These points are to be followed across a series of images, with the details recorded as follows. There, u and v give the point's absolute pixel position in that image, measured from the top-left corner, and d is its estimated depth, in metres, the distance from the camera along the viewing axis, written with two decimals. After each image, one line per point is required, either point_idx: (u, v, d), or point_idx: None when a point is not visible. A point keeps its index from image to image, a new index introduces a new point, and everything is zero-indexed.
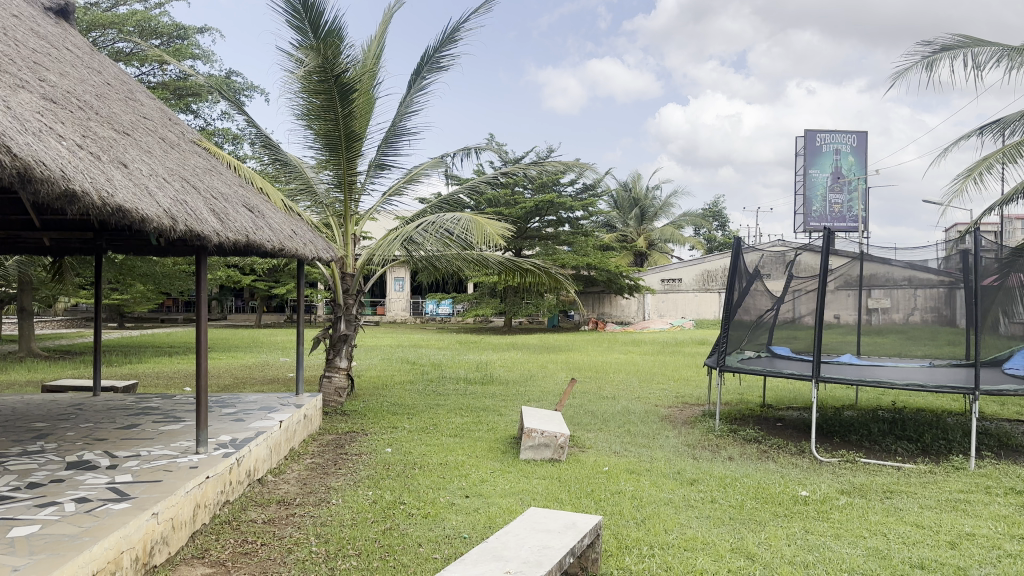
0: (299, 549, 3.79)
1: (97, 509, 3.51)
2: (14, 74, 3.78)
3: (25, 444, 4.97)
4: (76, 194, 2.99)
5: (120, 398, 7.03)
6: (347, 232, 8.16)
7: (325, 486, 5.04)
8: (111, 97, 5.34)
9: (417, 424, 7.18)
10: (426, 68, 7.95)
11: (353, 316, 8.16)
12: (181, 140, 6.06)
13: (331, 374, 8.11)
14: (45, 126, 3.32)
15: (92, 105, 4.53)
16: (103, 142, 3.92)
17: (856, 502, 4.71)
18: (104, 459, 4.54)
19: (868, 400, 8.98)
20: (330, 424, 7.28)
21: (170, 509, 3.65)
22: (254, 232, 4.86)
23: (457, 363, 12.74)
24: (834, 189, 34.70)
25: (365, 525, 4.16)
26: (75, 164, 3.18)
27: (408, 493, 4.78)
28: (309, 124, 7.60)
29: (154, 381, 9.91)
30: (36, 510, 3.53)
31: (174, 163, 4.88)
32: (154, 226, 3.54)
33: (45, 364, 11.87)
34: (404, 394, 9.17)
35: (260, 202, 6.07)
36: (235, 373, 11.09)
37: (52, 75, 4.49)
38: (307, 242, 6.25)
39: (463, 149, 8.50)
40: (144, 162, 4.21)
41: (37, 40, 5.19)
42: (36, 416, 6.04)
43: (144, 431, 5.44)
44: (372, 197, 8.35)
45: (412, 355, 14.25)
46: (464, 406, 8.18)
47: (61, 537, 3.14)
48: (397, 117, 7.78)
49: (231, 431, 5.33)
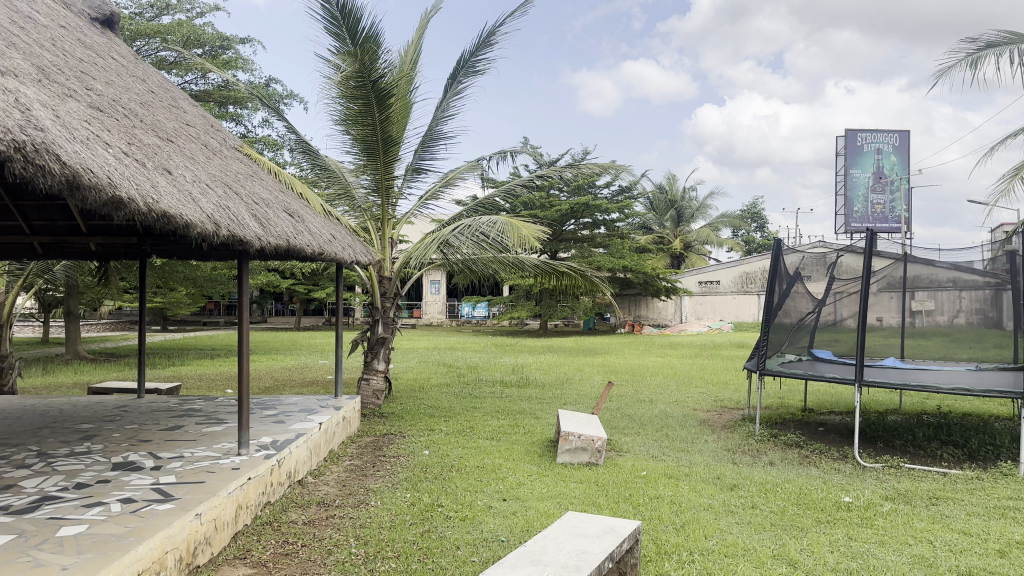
0: (340, 551, 3.83)
1: (142, 509, 3.59)
2: (62, 84, 3.87)
3: (72, 445, 5.08)
4: (123, 201, 3.06)
5: (164, 400, 7.17)
6: (384, 236, 8.22)
7: (364, 488, 5.07)
8: (156, 105, 5.46)
9: (454, 427, 7.19)
10: (461, 72, 7.97)
11: (391, 319, 8.22)
12: (222, 146, 6.15)
13: (370, 376, 8.20)
14: (92, 133, 3.40)
15: (137, 113, 4.63)
16: (149, 149, 4.01)
17: (900, 508, 4.61)
18: (149, 460, 4.63)
19: (912, 404, 8.79)
20: (369, 426, 7.34)
21: (213, 510, 3.71)
22: (294, 237, 4.92)
23: (493, 366, 12.78)
24: (877, 189, 33.98)
25: (403, 527, 4.18)
26: (121, 172, 3.25)
27: (446, 496, 4.79)
28: (347, 129, 7.67)
29: (197, 383, 10.10)
30: (84, 510, 3.61)
31: (216, 169, 4.97)
32: (198, 232, 3.61)
33: (93, 366, 12.16)
34: (441, 397, 9.20)
35: (299, 207, 6.14)
36: (276, 375, 11.24)
37: (99, 84, 4.60)
38: (346, 246, 6.31)
39: (499, 153, 8.49)
40: (187, 169, 4.29)
41: (84, 51, 5.31)
42: (84, 417, 6.19)
43: (188, 432, 5.54)
44: (409, 201, 8.40)
45: (448, 358, 14.34)
46: (501, 410, 8.17)
47: (108, 537, 3.20)
48: (434, 121, 7.81)
49: (273, 433, 5.41)
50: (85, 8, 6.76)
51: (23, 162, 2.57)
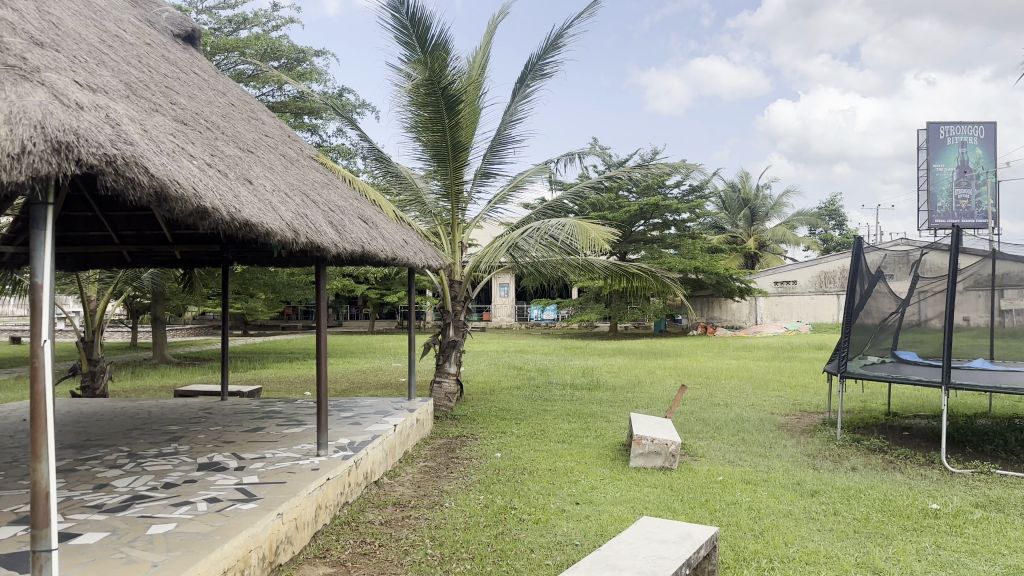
0: (416, 551, 3.88)
1: (228, 508, 3.71)
2: (149, 99, 4.05)
3: (162, 446, 5.31)
4: (207, 210, 3.17)
5: (246, 402, 7.42)
6: (454, 240, 8.31)
7: (438, 489, 5.13)
8: (236, 117, 5.65)
9: (525, 430, 7.20)
10: (530, 76, 7.99)
11: (461, 323, 8.27)
12: (298, 155, 6.33)
13: (442, 379, 8.30)
14: (177, 146, 3.54)
15: (219, 125, 4.80)
16: (230, 160, 4.15)
17: (994, 516, 4.39)
18: (233, 460, 4.80)
19: (1005, 408, 8.38)
20: (442, 428, 7.42)
21: (294, 509, 3.81)
22: (369, 243, 5.02)
23: (564, 368, 12.75)
24: (961, 184, 32.42)
25: (477, 529, 4.21)
26: (205, 182, 3.37)
27: (519, 498, 4.80)
28: (417, 136, 7.79)
29: (276, 386, 10.41)
30: (173, 509, 3.76)
31: (294, 178, 5.11)
32: (278, 239, 3.71)
33: (179, 370, 12.67)
34: (512, 399, 9.23)
35: (373, 213, 6.26)
36: (352, 378, 11.49)
37: (182, 98, 4.79)
38: (417, 251, 6.41)
39: (567, 154, 8.48)
40: (267, 178, 4.42)
41: (169, 67, 5.54)
42: (171, 419, 6.45)
43: (269, 434, 5.71)
44: (478, 205, 8.47)
45: (519, 360, 14.38)
46: (573, 413, 8.15)
47: (196, 535, 3.32)
48: (502, 125, 7.85)
49: (350, 434, 5.53)
50: (168, 25, 7.05)
51: (114, 175, 2.70)
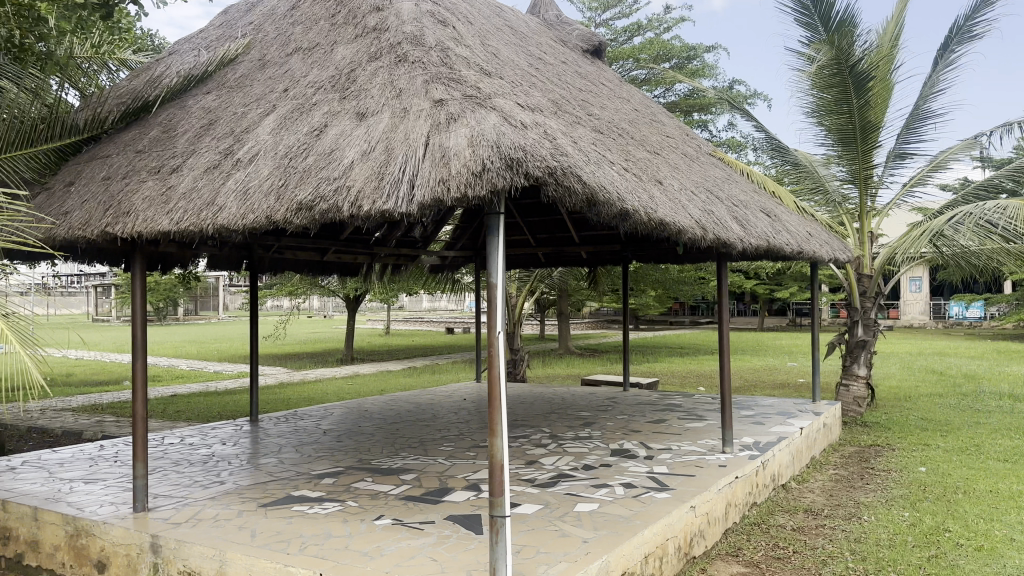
0: (834, 563, 3.64)
1: (643, 495, 3.89)
2: (572, 113, 4.41)
3: (578, 430, 5.77)
4: (630, 212, 3.35)
5: (647, 394, 7.71)
6: (863, 230, 7.64)
7: (854, 500, 4.76)
8: (641, 121, 5.90)
9: (954, 444, 6.33)
10: (955, 39, 7.01)
11: (872, 321, 7.62)
12: (698, 153, 6.38)
13: (850, 382, 7.71)
14: (600, 154, 3.81)
15: (628, 131, 5.05)
16: (643, 163, 4.34)
17: None
18: (642, 449, 5.01)
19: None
20: (851, 434, 6.88)
21: (706, 504, 3.85)
22: (775, 238, 4.86)
23: (999, 376, 10.94)
24: None
25: (906, 549, 3.80)
26: (626, 186, 3.57)
27: (955, 521, 4.23)
28: (820, 121, 7.32)
29: (672, 379, 10.66)
30: (594, 490, 4.06)
31: (698, 176, 5.16)
32: (691, 237, 3.78)
33: (582, 360, 13.68)
34: (934, 408, 8.19)
35: (774, 207, 6.05)
36: (746, 375, 11.27)
37: (596, 108, 5.14)
38: (823, 244, 6.03)
39: (1005, 125, 7.24)
40: (675, 178, 4.53)
41: (582, 81, 6.00)
42: (583, 406, 6.98)
43: (673, 426, 5.86)
44: (889, 190, 7.68)
45: (939, 364, 12.71)
46: (1016, 428, 6.94)
47: (618, 517, 3.54)
48: (921, 99, 7.00)
49: (754, 433, 5.41)
50: (577, 42, 7.61)
51: (555, 184, 2.99)
